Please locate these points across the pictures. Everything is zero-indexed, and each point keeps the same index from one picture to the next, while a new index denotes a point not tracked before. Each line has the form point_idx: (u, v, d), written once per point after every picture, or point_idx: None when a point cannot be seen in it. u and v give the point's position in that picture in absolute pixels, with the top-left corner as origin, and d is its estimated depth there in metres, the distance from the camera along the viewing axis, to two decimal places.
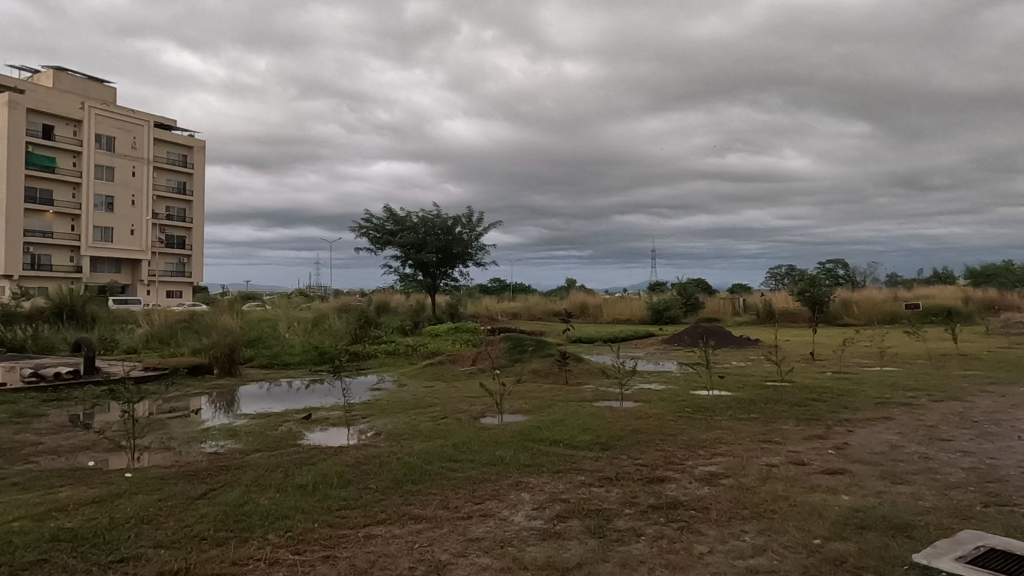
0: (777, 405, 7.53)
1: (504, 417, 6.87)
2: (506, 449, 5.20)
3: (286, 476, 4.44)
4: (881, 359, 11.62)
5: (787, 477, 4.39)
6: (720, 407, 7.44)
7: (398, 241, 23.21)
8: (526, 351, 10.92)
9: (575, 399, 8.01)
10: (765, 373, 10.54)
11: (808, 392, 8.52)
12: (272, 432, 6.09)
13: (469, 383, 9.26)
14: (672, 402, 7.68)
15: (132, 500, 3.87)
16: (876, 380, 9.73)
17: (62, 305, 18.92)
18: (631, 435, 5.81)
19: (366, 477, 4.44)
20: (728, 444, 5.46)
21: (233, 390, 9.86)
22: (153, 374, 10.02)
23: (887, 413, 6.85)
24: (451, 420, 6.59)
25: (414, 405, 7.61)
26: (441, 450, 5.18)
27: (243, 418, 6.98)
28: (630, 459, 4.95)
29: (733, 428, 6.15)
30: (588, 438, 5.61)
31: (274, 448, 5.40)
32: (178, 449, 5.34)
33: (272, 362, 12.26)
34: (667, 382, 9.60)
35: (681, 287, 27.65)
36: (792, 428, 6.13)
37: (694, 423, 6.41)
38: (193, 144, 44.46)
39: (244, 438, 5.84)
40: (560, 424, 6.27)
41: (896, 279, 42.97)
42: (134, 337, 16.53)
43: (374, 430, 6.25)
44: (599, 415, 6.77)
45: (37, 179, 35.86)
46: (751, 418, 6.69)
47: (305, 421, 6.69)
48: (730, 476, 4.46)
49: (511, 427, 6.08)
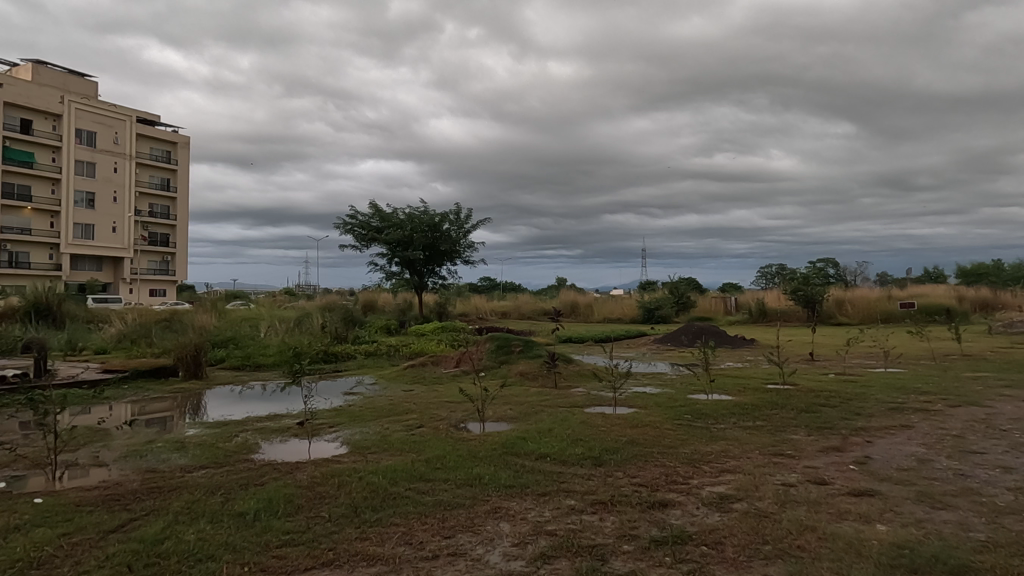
0: (783, 411, 6.94)
1: (487, 426, 6.22)
2: (485, 465, 4.57)
3: (225, 501, 3.78)
4: (886, 361, 11.05)
5: (808, 501, 3.78)
6: (722, 413, 6.84)
7: (384, 238, 22.48)
8: (513, 353, 10.28)
9: (564, 404, 7.38)
10: (765, 375, 9.94)
11: (814, 397, 7.91)
12: (225, 444, 5.42)
13: (449, 388, 8.58)
14: (670, 408, 7.07)
15: (28, 535, 3.21)
16: (885, 383, 9.11)
17: (36, 304, 18.13)
18: (626, 447, 5.21)
19: (320, 502, 3.80)
20: (735, 459, 4.85)
21: (198, 393, 9.17)
22: (109, 377, 9.29)
23: (905, 420, 6.25)
24: (427, 430, 5.94)
25: (389, 412, 6.94)
26: (412, 467, 4.54)
27: (196, 428, 6.28)
28: (627, 478, 4.32)
29: (738, 438, 5.56)
30: (578, 451, 4.98)
31: (221, 465, 4.74)
32: (110, 466, 4.67)
33: (244, 364, 11.53)
34: (663, 385, 9.00)
35: (672, 285, 27.09)
36: (805, 438, 5.55)
37: (695, 432, 5.80)
38: (176, 140, 43.44)
39: (191, 451, 5.17)
40: (549, 435, 5.63)
41: (887, 278, 42.79)
42: (106, 337, 15.73)
43: (339, 442, 5.58)
44: (590, 423, 6.16)
45: (14, 175, 34.85)
46: (757, 426, 6.10)
47: (265, 431, 6.03)
48: (743, 500, 3.85)
49: (493, 438, 5.45)
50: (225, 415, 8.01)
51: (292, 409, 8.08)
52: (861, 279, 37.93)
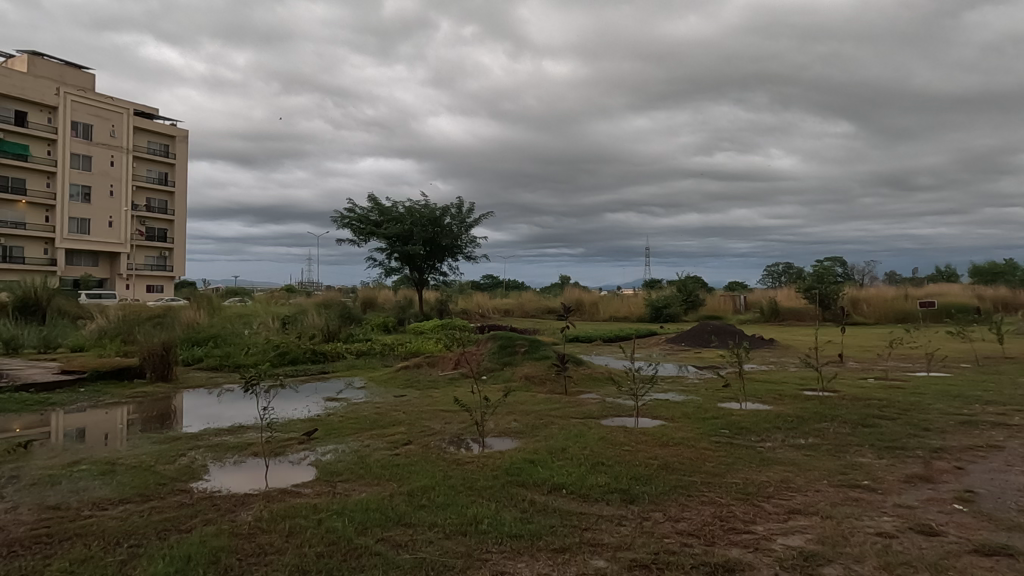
0: (837, 426, 5.90)
1: (489, 443, 5.20)
2: (482, 503, 3.56)
3: (126, 562, 2.76)
4: (928, 364, 9.99)
5: (932, 566, 2.73)
6: (765, 427, 5.82)
7: (382, 232, 21.42)
8: (518, 354, 9.26)
9: (577, 415, 6.33)
10: (800, 379, 8.90)
11: (865, 407, 6.84)
12: (165, 467, 4.40)
13: (444, 394, 7.53)
14: (703, 421, 6.03)
15: None
16: (935, 391, 8.03)
17: (25, 300, 17.21)
18: (661, 476, 4.17)
19: (259, 562, 2.79)
20: (802, 493, 3.84)
21: (165, 396, 8.16)
22: (64, 381, 8.29)
23: (989, 439, 5.20)
24: (415, 449, 4.93)
25: (371, 424, 5.90)
26: (389, 504, 3.52)
27: (143, 443, 5.26)
28: (669, 524, 3.31)
29: (797, 463, 4.54)
30: (603, 483, 3.95)
31: (146, 498, 3.70)
32: (3, 500, 3.64)
33: (223, 364, 10.50)
34: (687, 391, 7.98)
35: (681, 283, 25.98)
36: (878, 463, 4.51)
37: (741, 454, 4.78)
38: (175, 134, 42.32)
39: (117, 477, 4.13)
40: (562, 457, 4.60)
41: (897, 276, 41.76)
42: (87, 334, 14.72)
43: (307, 465, 4.56)
44: (612, 441, 5.12)
45: (8, 167, 33.93)
46: (814, 446, 5.07)
47: (220, 448, 4.99)
48: (836, 563, 2.81)
49: (493, 462, 4.43)
50: (202, 420, 6.89)
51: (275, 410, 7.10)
52: (871, 278, 36.76)
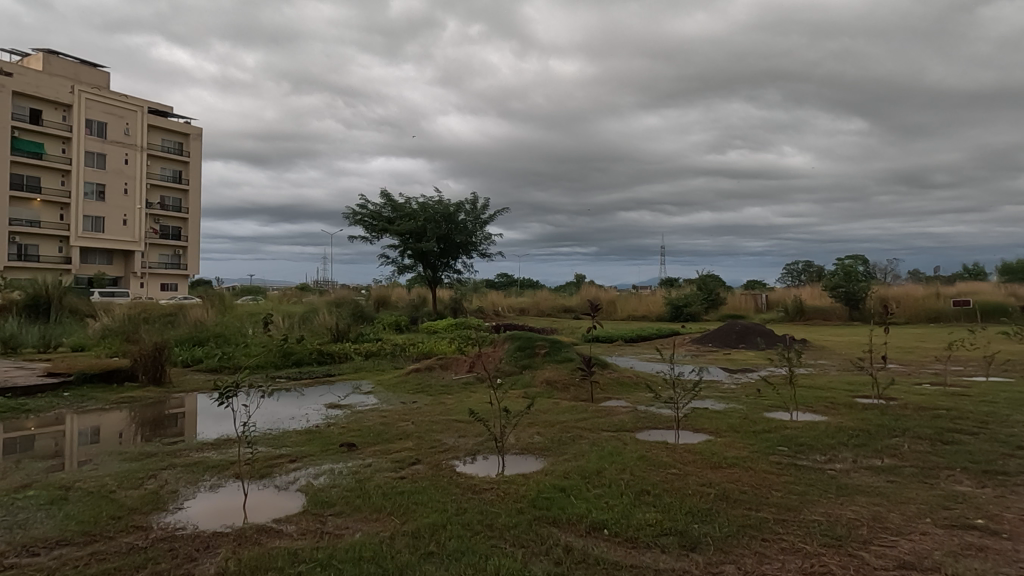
0: (915, 443, 5.06)
1: (509, 463, 4.44)
2: (502, 551, 2.80)
3: None
4: (986, 369, 9.05)
5: None
6: (829, 444, 5.00)
7: (395, 229, 20.74)
8: (537, 356, 8.49)
9: (607, 427, 5.56)
10: (850, 386, 8.03)
11: (937, 420, 5.99)
12: (128, 493, 3.71)
13: (459, 402, 6.80)
14: (755, 437, 5.21)
15: None
16: (1008, 400, 7.11)
17: (37, 297, 16.71)
18: (724, 511, 3.39)
19: None
20: (908, 537, 3.06)
21: (159, 400, 7.51)
22: (48, 385, 7.68)
23: None
24: (425, 470, 4.19)
25: (376, 437, 5.16)
26: (390, 550, 2.80)
27: (113, 459, 4.58)
28: None
29: (885, 493, 3.75)
30: (655, 525, 3.14)
31: (93, 540, 3.00)
32: None
33: (222, 366, 9.87)
34: (729, 399, 7.18)
35: (701, 281, 24.99)
36: (986, 495, 3.69)
37: (812, 480, 3.99)
38: (188, 131, 41.91)
39: (66, 508, 3.43)
40: (597, 482, 3.85)
41: (922, 275, 40.43)
42: (89, 333, 14.09)
43: (296, 491, 3.85)
44: (655, 462, 4.33)
45: (23, 166, 33.64)
46: (896, 469, 4.26)
47: (199, 466, 4.30)
48: None
49: (515, 489, 3.67)
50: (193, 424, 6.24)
51: (273, 415, 6.45)
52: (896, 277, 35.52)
